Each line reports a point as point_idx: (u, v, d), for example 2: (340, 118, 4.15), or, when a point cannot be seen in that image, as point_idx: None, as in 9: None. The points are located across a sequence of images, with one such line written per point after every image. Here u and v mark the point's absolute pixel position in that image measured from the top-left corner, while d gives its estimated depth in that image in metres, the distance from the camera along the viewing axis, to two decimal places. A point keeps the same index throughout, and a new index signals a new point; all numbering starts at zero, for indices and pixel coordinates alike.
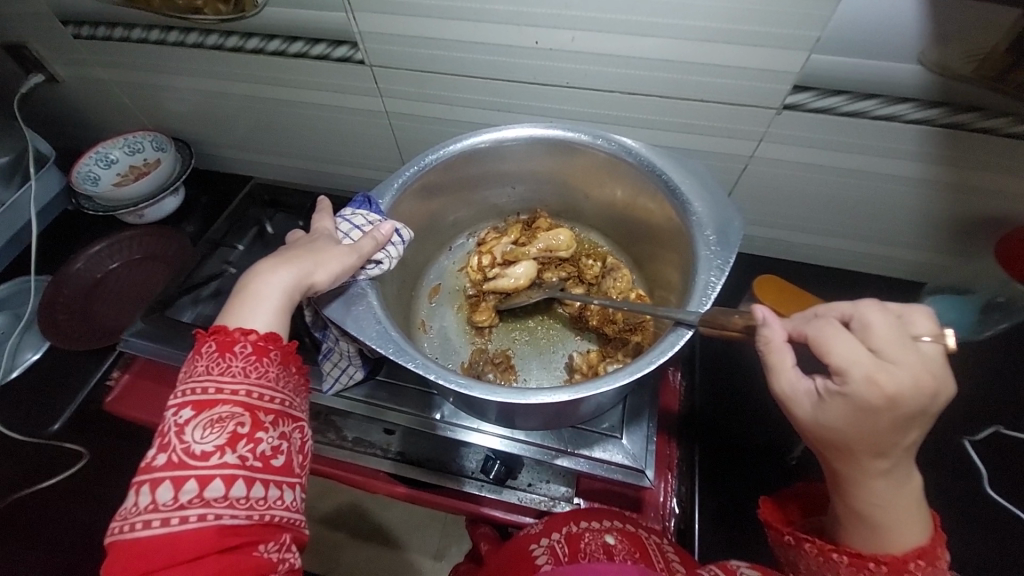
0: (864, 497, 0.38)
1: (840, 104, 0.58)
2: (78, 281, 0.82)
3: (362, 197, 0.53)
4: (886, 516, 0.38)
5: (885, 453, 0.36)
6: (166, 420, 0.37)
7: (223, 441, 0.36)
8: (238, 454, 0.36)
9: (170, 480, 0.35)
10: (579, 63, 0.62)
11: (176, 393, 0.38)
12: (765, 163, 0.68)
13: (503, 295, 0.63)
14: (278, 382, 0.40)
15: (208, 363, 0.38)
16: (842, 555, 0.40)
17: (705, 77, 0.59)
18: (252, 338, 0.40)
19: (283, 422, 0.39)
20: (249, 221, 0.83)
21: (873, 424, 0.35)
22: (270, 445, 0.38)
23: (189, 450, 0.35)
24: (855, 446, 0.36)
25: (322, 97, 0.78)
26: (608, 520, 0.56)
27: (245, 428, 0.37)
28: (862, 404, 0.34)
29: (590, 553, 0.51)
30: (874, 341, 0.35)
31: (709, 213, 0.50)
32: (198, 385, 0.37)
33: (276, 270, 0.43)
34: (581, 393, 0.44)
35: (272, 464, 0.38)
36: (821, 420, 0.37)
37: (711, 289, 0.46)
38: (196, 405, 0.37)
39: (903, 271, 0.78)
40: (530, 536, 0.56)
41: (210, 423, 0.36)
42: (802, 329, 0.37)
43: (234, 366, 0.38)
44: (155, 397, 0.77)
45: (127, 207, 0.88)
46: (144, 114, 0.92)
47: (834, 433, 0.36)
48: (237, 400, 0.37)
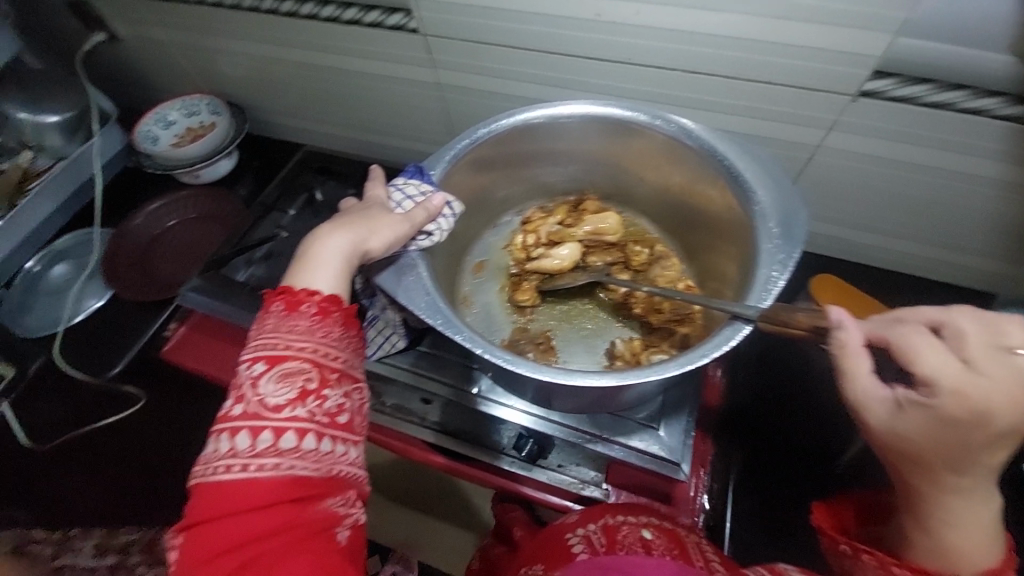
0: (938, 512, 0.37)
1: (922, 93, 0.53)
2: (139, 235, 0.87)
3: (414, 167, 0.52)
4: (957, 534, 0.36)
5: (965, 469, 0.35)
6: (240, 374, 0.38)
7: (294, 395, 0.37)
8: (307, 409, 0.37)
9: (247, 429, 0.36)
10: (639, 38, 0.59)
11: (248, 348, 0.39)
12: (833, 154, 0.63)
13: (546, 275, 0.62)
14: (342, 342, 0.41)
15: (277, 320, 0.40)
16: (905, 570, 0.38)
17: (774, 57, 0.56)
18: (317, 300, 0.41)
19: (348, 381, 0.40)
20: (299, 186, 0.86)
21: (956, 438, 0.34)
22: (336, 402, 0.39)
23: (262, 402, 0.37)
24: (932, 459, 0.35)
25: (373, 65, 0.78)
26: (644, 516, 0.55)
27: (313, 384, 0.38)
28: (946, 415, 0.33)
29: (627, 545, 0.50)
30: (965, 351, 0.34)
31: (773, 203, 0.48)
32: (270, 341, 0.39)
33: (331, 235, 0.43)
34: (629, 380, 0.43)
35: (338, 420, 0.39)
36: (897, 430, 0.36)
37: (772, 285, 0.44)
38: (268, 359, 0.38)
39: (977, 280, 0.72)
40: (565, 526, 0.55)
41: (282, 377, 0.38)
42: (882, 335, 0.37)
43: (301, 324, 0.40)
44: (207, 351, 0.81)
45: (184, 167, 0.91)
46: (200, 77, 0.94)
47: (910, 443, 0.35)
48: (306, 357, 0.39)
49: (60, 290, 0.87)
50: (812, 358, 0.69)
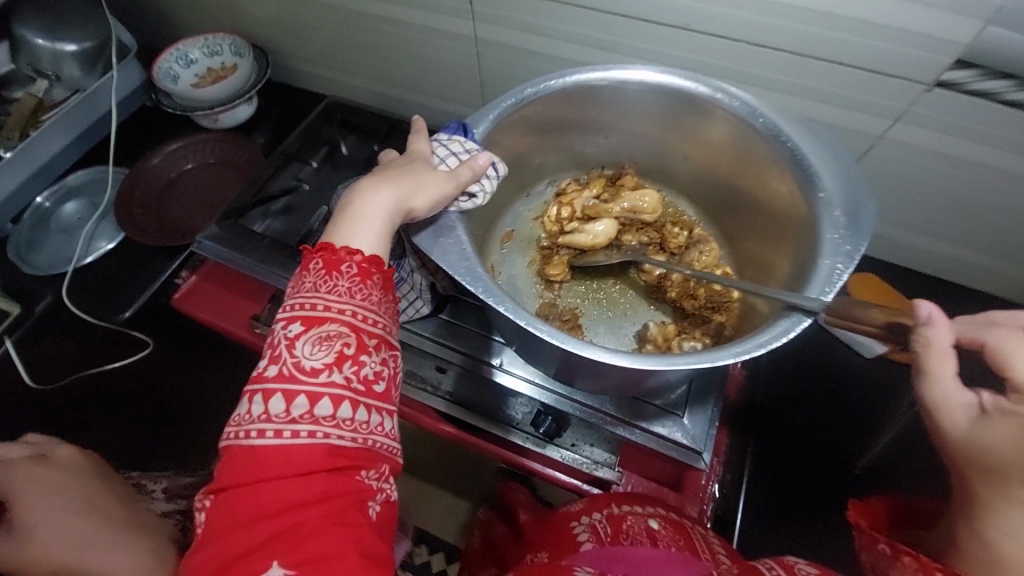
0: (1003, 534, 0.35)
1: (1003, 90, 0.50)
2: (154, 176, 0.84)
3: (456, 124, 0.49)
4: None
5: None
6: (276, 333, 0.39)
7: (330, 359, 0.38)
8: (343, 374, 0.38)
9: (281, 393, 0.37)
10: (705, 2, 0.55)
11: (285, 308, 0.39)
12: (893, 147, 0.60)
13: (578, 251, 0.60)
14: (381, 307, 0.41)
15: (315, 280, 0.40)
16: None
17: (850, 35, 0.52)
18: (357, 259, 0.40)
19: (384, 348, 0.40)
20: (321, 139, 0.83)
21: None
22: (372, 369, 0.39)
23: (298, 365, 0.38)
24: (1014, 472, 0.34)
25: (410, 14, 0.74)
26: (650, 505, 0.55)
27: (351, 349, 0.38)
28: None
29: (632, 535, 0.49)
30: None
31: (838, 190, 0.45)
32: (308, 301, 0.39)
33: (379, 190, 0.42)
34: (676, 364, 0.41)
35: (373, 389, 0.39)
36: (977, 438, 0.36)
37: (836, 277, 0.42)
38: (305, 321, 0.38)
39: (1019, 293, 0.70)
40: (569, 514, 0.55)
41: (319, 341, 0.38)
42: (978, 337, 0.39)
43: (341, 285, 0.39)
44: (218, 302, 0.79)
45: (203, 109, 0.87)
46: (225, 14, 0.90)
47: (993, 451, 0.35)
48: (345, 321, 0.39)
49: (70, 228, 0.85)
50: (828, 358, 0.70)
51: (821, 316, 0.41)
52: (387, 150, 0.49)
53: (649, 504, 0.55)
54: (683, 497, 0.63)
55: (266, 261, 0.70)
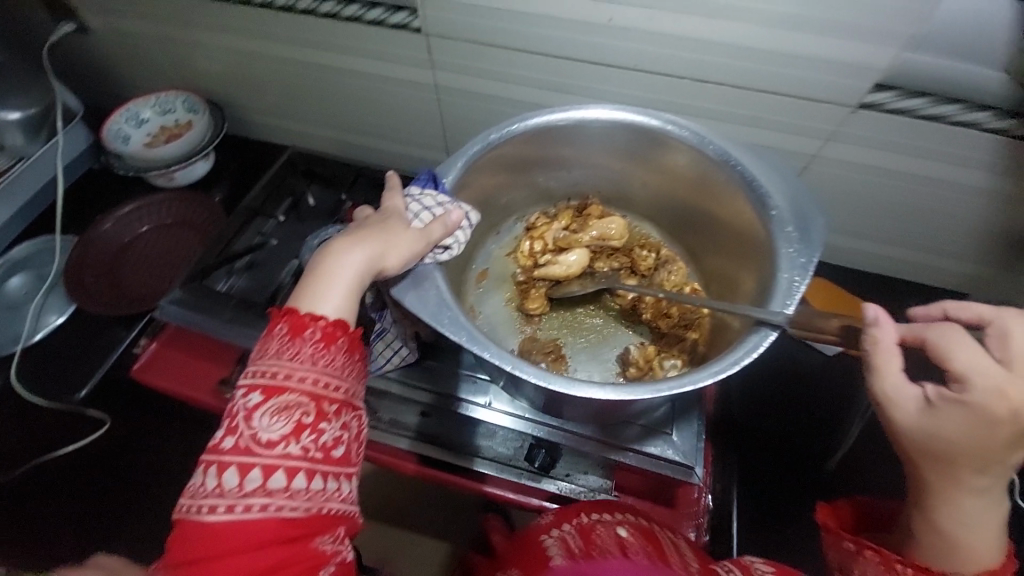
0: (952, 518, 0.39)
1: (920, 106, 0.56)
2: (106, 243, 0.80)
3: (426, 176, 0.51)
4: (969, 540, 0.39)
5: (985, 469, 0.38)
6: (235, 403, 0.38)
7: (288, 430, 0.37)
8: (301, 445, 0.37)
9: (236, 465, 0.36)
10: (649, 45, 0.59)
11: (247, 375, 0.39)
12: (827, 163, 0.66)
13: (554, 282, 0.62)
14: (344, 371, 0.40)
15: (279, 346, 0.39)
16: (908, 568, 0.40)
17: (779, 68, 0.57)
18: (322, 324, 0.40)
19: (345, 413, 0.39)
20: (285, 190, 0.83)
21: (989, 438, 0.37)
22: (332, 436, 0.38)
23: (255, 437, 0.37)
24: (959, 459, 0.38)
25: (369, 65, 0.75)
26: (623, 512, 0.53)
27: (309, 418, 0.38)
28: (984, 410, 0.36)
29: (603, 546, 0.47)
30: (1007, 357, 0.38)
31: (787, 206, 0.49)
32: (269, 369, 0.38)
33: (351, 250, 0.42)
34: (662, 392, 0.42)
35: (332, 455, 0.38)
36: (929, 428, 0.38)
37: (795, 290, 0.45)
38: (265, 390, 0.38)
39: (952, 282, 0.76)
40: (541, 527, 0.52)
41: (277, 411, 0.37)
42: (920, 334, 0.40)
43: (304, 352, 0.39)
44: (182, 368, 0.76)
45: (157, 168, 0.85)
46: (176, 72, 0.89)
47: (945, 440, 0.38)
48: (305, 389, 0.38)
49: (17, 305, 0.80)
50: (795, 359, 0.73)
51: (784, 327, 0.43)
52: (359, 207, 0.49)
53: (621, 511, 0.53)
54: (677, 514, 0.64)
55: (236, 321, 0.68)
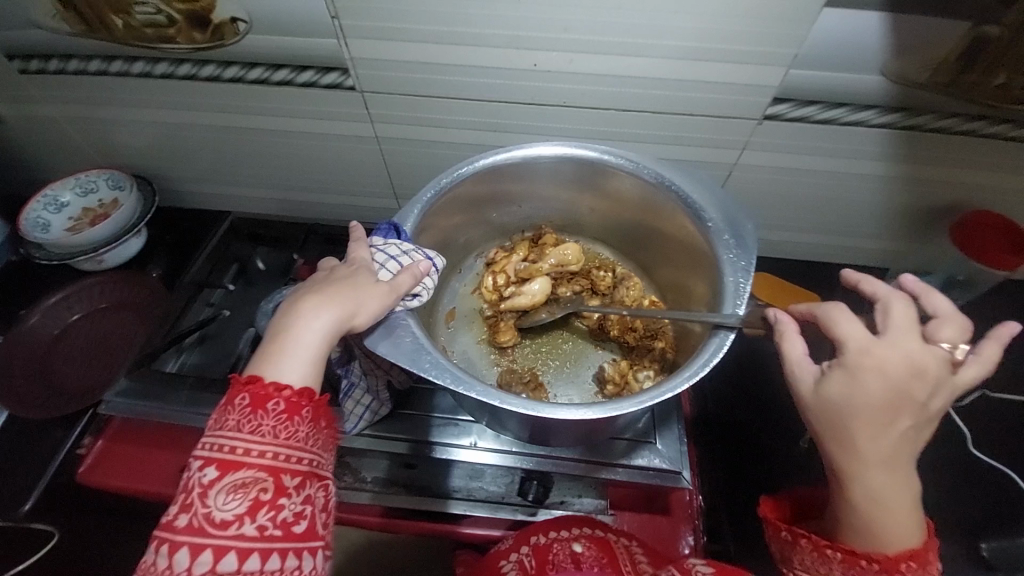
0: (863, 492, 0.38)
1: (813, 113, 0.64)
2: (34, 338, 0.74)
3: (387, 225, 0.51)
4: (879, 513, 0.38)
5: (881, 439, 0.37)
6: (191, 477, 0.36)
7: (244, 509, 0.36)
8: (257, 524, 0.36)
9: (188, 545, 0.35)
10: (575, 83, 0.64)
11: (202, 447, 0.37)
12: (747, 170, 0.73)
13: (520, 312, 0.63)
14: (307, 442, 0.38)
15: (239, 418, 0.37)
16: (837, 551, 0.39)
17: (694, 93, 0.64)
18: (286, 395, 0.38)
19: (307, 485, 0.38)
20: (229, 258, 0.80)
21: (871, 401, 0.37)
22: (292, 511, 0.37)
23: (210, 517, 0.35)
24: (853, 427, 0.37)
25: (306, 124, 0.75)
26: (576, 526, 0.60)
27: (268, 495, 0.36)
28: (863, 374, 0.37)
29: (558, 563, 0.56)
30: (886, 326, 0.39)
31: (721, 216, 0.54)
32: (226, 443, 0.37)
33: (317, 312, 0.41)
34: (645, 403, 0.44)
35: (293, 531, 0.37)
36: (821, 395, 0.38)
37: (742, 291, 0.49)
38: (221, 466, 0.36)
39: (870, 258, 0.85)
40: (500, 552, 0.61)
41: (234, 488, 0.36)
42: (812, 310, 0.42)
43: (265, 426, 0.37)
44: (137, 462, 0.70)
45: (83, 253, 0.80)
46: (98, 151, 0.85)
47: (838, 407, 0.38)
48: (263, 464, 0.37)
49: None
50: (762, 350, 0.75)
51: (739, 327, 0.47)
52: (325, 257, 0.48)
53: (577, 526, 0.61)
54: (673, 520, 0.68)
55: (195, 403, 0.64)
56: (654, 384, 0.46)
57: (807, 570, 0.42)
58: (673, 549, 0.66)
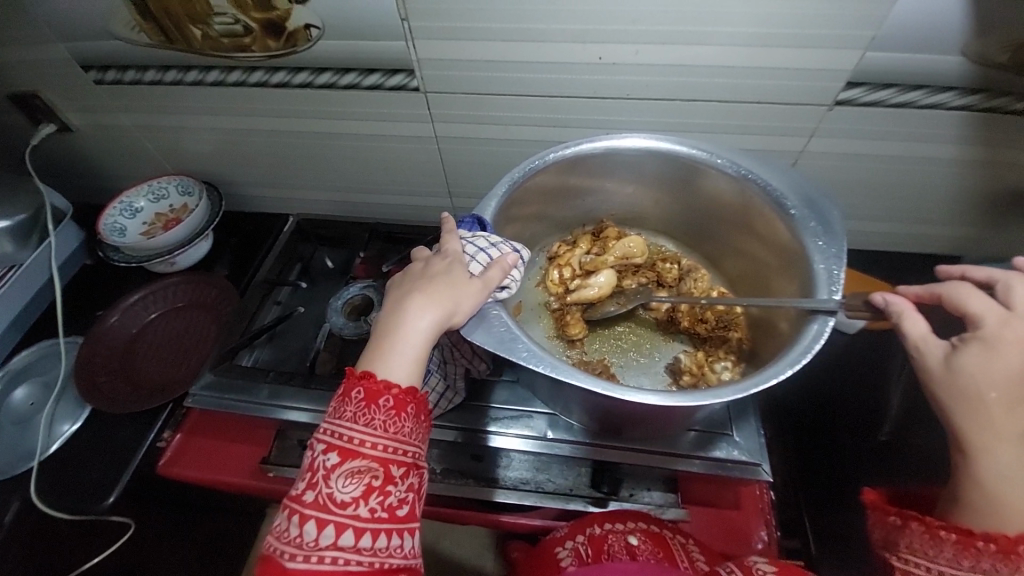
0: (988, 468, 0.37)
1: (888, 96, 0.62)
2: (114, 338, 0.76)
3: (471, 218, 0.53)
4: (999, 494, 0.37)
5: (1016, 415, 0.37)
6: (315, 458, 0.39)
7: (359, 492, 0.38)
8: (370, 506, 0.38)
9: (314, 520, 0.38)
10: (641, 75, 0.64)
11: (323, 432, 0.40)
12: (812, 157, 0.72)
13: (586, 306, 0.63)
14: (412, 435, 0.41)
15: (355, 410, 0.40)
16: (950, 531, 0.37)
17: (761, 80, 0.63)
18: (394, 391, 0.40)
19: (411, 475, 0.40)
20: (294, 257, 0.83)
21: (1011, 373, 0.36)
22: (397, 497, 0.39)
23: (331, 496, 0.38)
24: (990, 399, 0.37)
25: (368, 126, 0.77)
26: (632, 519, 0.61)
27: (378, 481, 0.39)
28: (1000, 345, 0.37)
29: (613, 554, 0.56)
30: (1014, 301, 0.38)
31: (805, 204, 0.53)
32: (344, 432, 0.39)
33: (422, 311, 0.42)
34: (754, 389, 0.44)
35: (397, 514, 0.39)
36: (954, 368, 0.38)
37: (835, 278, 0.48)
38: (340, 452, 0.39)
39: (940, 248, 0.82)
40: (556, 539, 0.61)
41: (351, 473, 0.38)
42: (935, 289, 0.41)
43: (377, 419, 0.39)
44: (214, 454, 0.74)
45: (160, 256, 0.83)
46: (167, 158, 0.89)
47: (973, 380, 0.37)
48: (375, 455, 0.39)
49: (26, 418, 0.76)
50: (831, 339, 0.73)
51: (839, 311, 0.46)
52: (417, 248, 0.50)
53: (633, 519, 0.61)
54: (745, 514, 0.66)
55: (274, 397, 0.66)
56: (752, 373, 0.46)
57: (914, 554, 0.39)
58: (747, 544, 0.64)
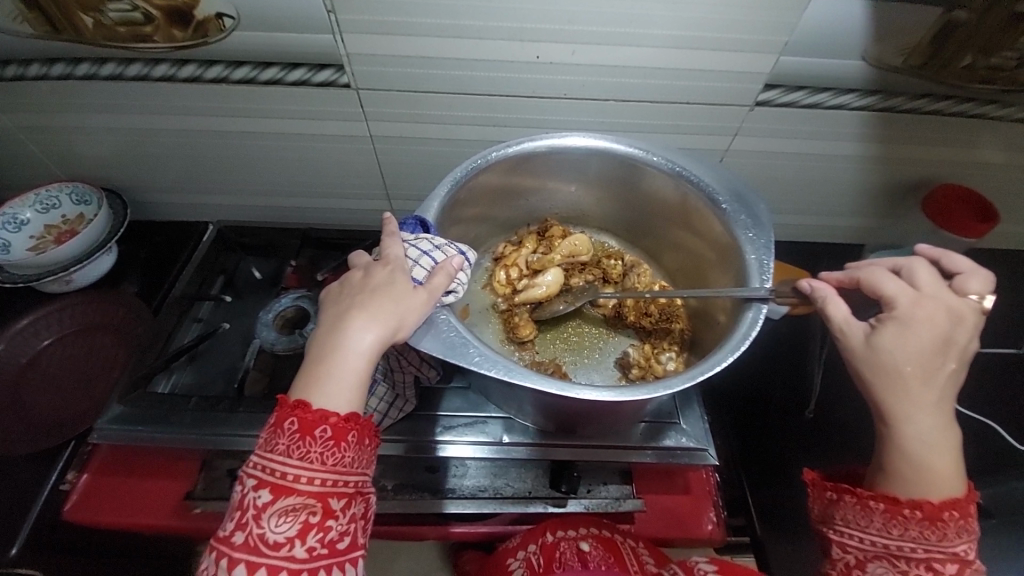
0: (908, 439, 0.40)
1: (800, 98, 0.67)
2: (0, 369, 0.67)
3: (414, 220, 0.51)
4: (915, 463, 0.40)
5: (929, 387, 0.39)
6: (245, 496, 0.37)
7: (295, 531, 0.36)
8: (307, 545, 0.36)
9: (245, 563, 0.35)
10: (577, 75, 0.65)
11: (254, 468, 0.37)
12: (737, 155, 0.76)
13: (534, 305, 0.63)
14: (354, 466, 0.38)
15: (288, 443, 0.37)
16: (879, 501, 0.41)
17: (690, 81, 0.66)
18: (333, 420, 0.37)
19: (353, 506, 0.38)
20: (216, 268, 0.76)
21: (922, 348, 0.39)
22: (338, 531, 0.37)
23: (263, 537, 0.35)
24: (906, 373, 0.39)
25: (294, 125, 0.72)
26: (584, 526, 0.61)
27: (316, 517, 0.36)
28: (911, 323, 0.40)
29: (564, 562, 0.56)
30: (921, 281, 0.42)
31: (736, 198, 0.56)
32: (276, 467, 0.36)
33: (360, 324, 0.39)
34: (699, 377, 0.45)
35: (338, 548, 0.37)
36: (874, 347, 0.40)
37: (765, 267, 0.51)
38: (272, 489, 0.36)
39: (847, 236, 0.90)
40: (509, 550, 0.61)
41: (285, 512, 0.36)
42: (856, 274, 0.44)
43: (313, 452, 0.37)
44: (129, 494, 0.64)
45: (53, 273, 0.72)
46: (58, 163, 0.79)
47: (891, 357, 0.40)
48: (312, 490, 0.36)
49: None
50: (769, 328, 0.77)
51: (770, 298, 0.48)
52: (356, 252, 0.46)
53: (584, 524, 0.61)
54: (696, 498, 0.68)
55: (198, 425, 0.60)
56: (696, 364, 0.47)
57: (850, 526, 0.42)
58: (699, 527, 0.66)
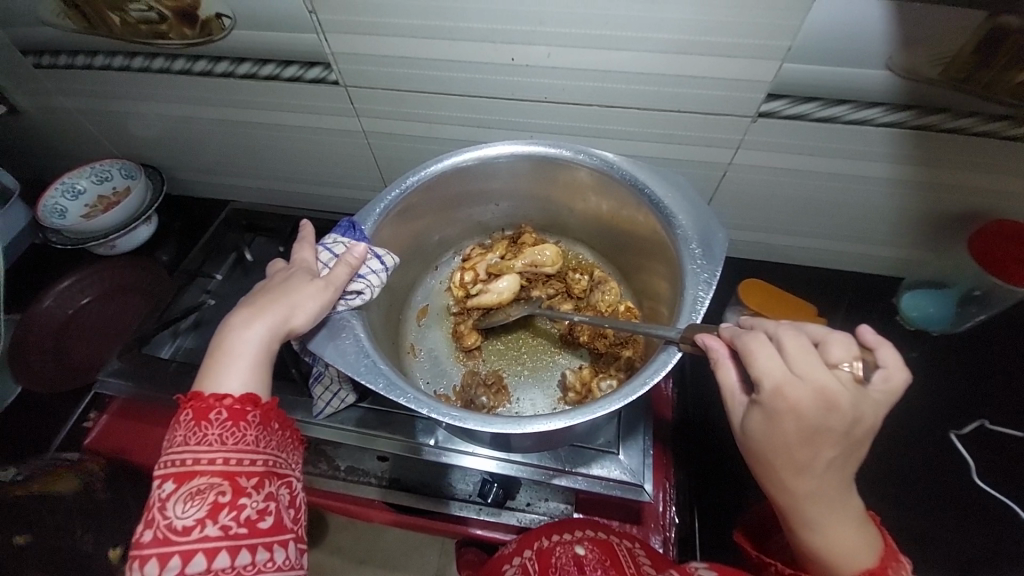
0: (805, 525, 0.36)
1: (812, 111, 0.59)
2: (48, 319, 0.79)
3: (346, 222, 0.54)
4: (832, 545, 0.36)
5: (805, 470, 0.35)
6: (152, 495, 0.38)
7: (204, 513, 0.36)
8: (219, 524, 0.36)
9: (157, 557, 0.36)
10: (557, 78, 0.62)
11: (158, 465, 0.38)
12: (743, 170, 0.69)
13: (485, 311, 0.63)
14: (258, 444, 0.40)
15: (185, 433, 0.39)
16: None
17: (680, 88, 0.60)
18: (227, 403, 0.40)
19: (267, 484, 0.39)
20: (227, 247, 0.83)
21: (784, 437, 0.34)
22: (255, 509, 0.38)
23: (171, 527, 0.36)
24: (773, 459, 0.35)
25: (296, 118, 0.77)
26: (581, 529, 0.58)
27: (226, 496, 0.37)
28: (775, 413, 0.34)
29: (561, 567, 0.53)
30: (795, 355, 0.34)
31: (693, 225, 0.52)
32: (177, 457, 0.38)
33: (249, 323, 0.44)
34: (575, 420, 0.43)
35: (259, 527, 0.38)
36: (743, 430, 0.36)
37: (700, 303, 0.47)
38: (176, 478, 0.37)
39: (882, 268, 0.79)
40: (503, 557, 0.59)
41: (191, 496, 0.37)
42: (734, 340, 0.37)
43: (211, 435, 0.39)
44: (133, 438, 0.76)
45: (96, 239, 0.83)
46: (113, 141, 0.90)
47: (756, 443, 0.36)
48: (216, 470, 0.38)
49: None
50: None
51: (679, 342, 0.44)
52: (274, 259, 0.52)
53: (581, 528, 0.59)
54: (645, 528, 0.66)
55: (183, 388, 0.68)
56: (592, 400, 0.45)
57: None
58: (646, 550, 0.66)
